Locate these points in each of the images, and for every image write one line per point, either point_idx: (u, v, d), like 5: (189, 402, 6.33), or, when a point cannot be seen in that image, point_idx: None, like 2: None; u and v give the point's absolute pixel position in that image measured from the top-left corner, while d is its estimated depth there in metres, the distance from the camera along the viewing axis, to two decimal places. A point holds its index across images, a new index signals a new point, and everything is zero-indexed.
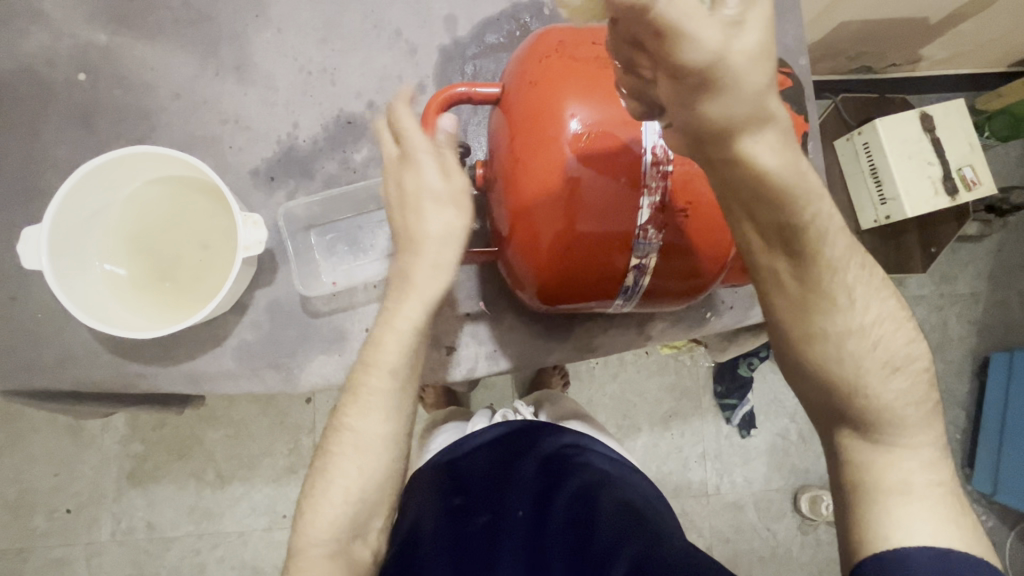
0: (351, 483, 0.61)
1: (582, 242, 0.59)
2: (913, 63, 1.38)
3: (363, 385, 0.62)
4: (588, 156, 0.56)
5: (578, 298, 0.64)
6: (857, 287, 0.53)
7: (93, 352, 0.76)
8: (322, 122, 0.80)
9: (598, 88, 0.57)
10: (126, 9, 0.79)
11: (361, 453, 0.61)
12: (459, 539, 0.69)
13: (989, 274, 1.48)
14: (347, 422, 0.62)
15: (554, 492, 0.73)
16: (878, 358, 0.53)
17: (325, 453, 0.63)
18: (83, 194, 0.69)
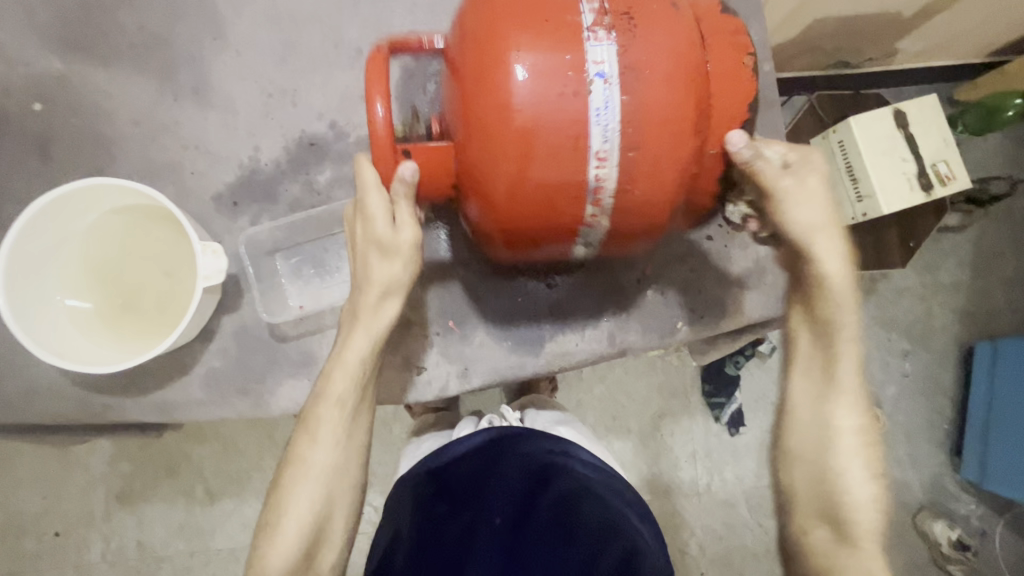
0: (305, 515, 0.64)
1: (535, 196, 0.58)
2: (888, 57, 1.37)
3: (317, 422, 0.67)
4: (532, 103, 0.54)
5: (537, 245, 0.64)
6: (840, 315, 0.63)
7: (60, 386, 0.75)
8: (284, 144, 0.79)
9: (544, 31, 0.55)
10: (81, 37, 0.78)
11: (316, 481, 0.65)
12: (442, 545, 0.69)
13: (970, 263, 1.48)
14: (301, 454, 0.66)
15: (536, 495, 0.73)
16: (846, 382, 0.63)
17: (279, 486, 0.66)
18: (41, 227, 0.68)
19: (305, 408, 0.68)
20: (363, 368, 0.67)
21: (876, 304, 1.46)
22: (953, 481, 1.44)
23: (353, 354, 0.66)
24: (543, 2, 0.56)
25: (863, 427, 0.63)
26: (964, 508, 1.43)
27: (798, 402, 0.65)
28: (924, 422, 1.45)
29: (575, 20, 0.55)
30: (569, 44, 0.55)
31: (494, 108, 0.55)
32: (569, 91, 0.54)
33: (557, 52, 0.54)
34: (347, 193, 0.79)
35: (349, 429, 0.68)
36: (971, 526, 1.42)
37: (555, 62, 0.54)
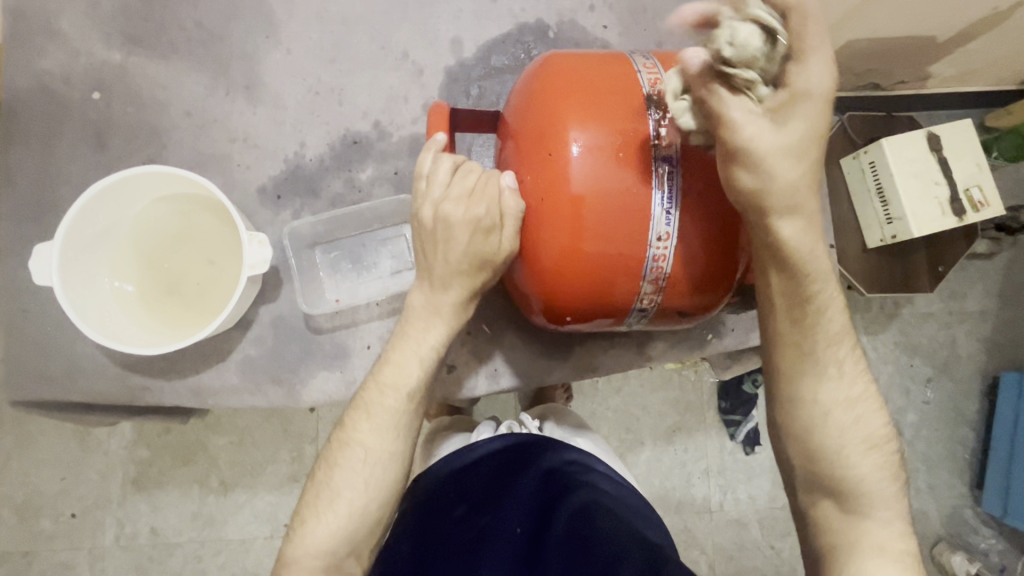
0: (354, 496, 0.64)
1: (587, 270, 0.58)
2: (920, 80, 1.37)
3: (374, 403, 0.67)
4: (593, 181, 0.55)
5: (585, 320, 0.64)
6: (846, 364, 0.58)
7: (100, 365, 0.77)
8: (328, 141, 0.81)
9: (604, 108, 0.57)
10: (139, 29, 0.81)
11: (367, 467, 0.65)
12: (451, 548, 0.68)
13: (998, 293, 1.46)
14: (355, 433, 0.66)
15: (557, 503, 0.71)
16: (856, 436, 0.58)
17: (328, 462, 0.66)
18: (96, 210, 0.70)
19: (360, 393, 0.68)
20: (425, 363, 0.68)
21: (900, 329, 1.44)
22: (974, 514, 1.41)
23: (425, 346, 0.68)
24: (604, 81, 0.58)
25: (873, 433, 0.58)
26: (983, 542, 1.40)
27: (791, 376, 0.58)
28: (945, 453, 1.43)
29: (636, 100, 0.57)
30: (629, 120, 0.56)
31: (554, 182, 0.56)
32: (627, 171, 0.56)
33: (615, 128, 0.56)
34: (386, 192, 0.81)
35: (403, 416, 0.67)
36: (991, 562, 1.39)
37: (618, 139, 0.56)
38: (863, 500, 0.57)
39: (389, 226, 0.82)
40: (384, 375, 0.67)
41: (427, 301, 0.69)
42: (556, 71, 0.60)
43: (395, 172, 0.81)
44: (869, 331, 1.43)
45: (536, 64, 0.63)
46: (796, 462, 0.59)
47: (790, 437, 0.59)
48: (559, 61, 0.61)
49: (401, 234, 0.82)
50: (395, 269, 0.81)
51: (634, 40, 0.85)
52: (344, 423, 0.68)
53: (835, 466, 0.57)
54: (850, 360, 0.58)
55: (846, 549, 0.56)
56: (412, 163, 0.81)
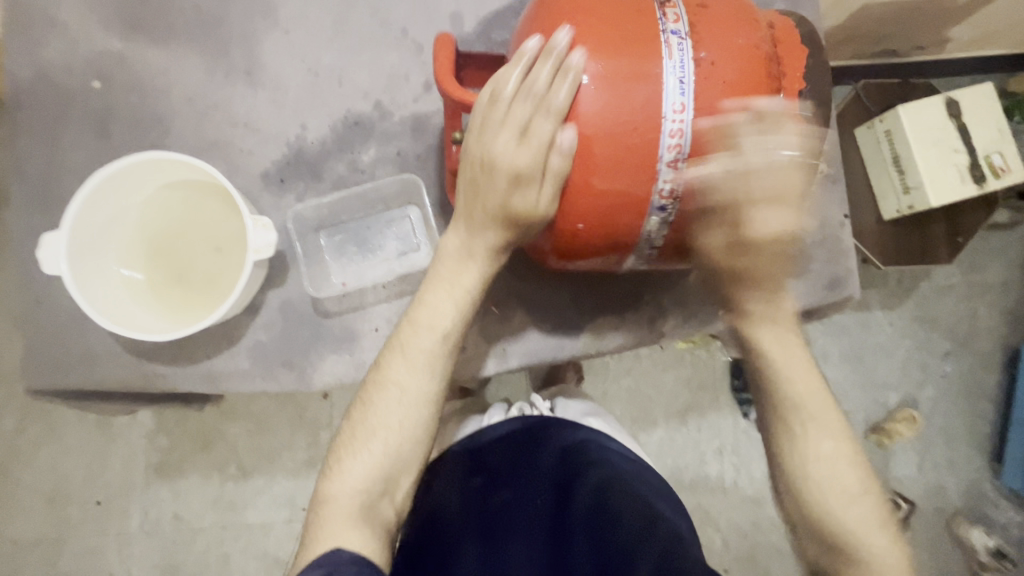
0: (391, 435, 0.63)
1: (595, 207, 0.57)
2: (940, 45, 1.31)
3: (409, 343, 0.65)
4: (601, 115, 0.53)
5: (593, 258, 0.63)
6: (812, 426, 0.66)
7: (114, 352, 0.78)
8: (330, 123, 0.80)
9: (613, 39, 0.54)
10: (137, 15, 0.80)
11: (404, 407, 0.64)
12: (485, 522, 0.71)
13: (1021, 263, 1.42)
14: (392, 372, 0.65)
15: (576, 474, 0.72)
16: (836, 486, 0.64)
17: (365, 402, 0.65)
18: (100, 198, 0.70)
19: (395, 334, 0.67)
20: (458, 309, 0.66)
21: (918, 302, 1.41)
22: (993, 488, 1.39)
23: (456, 288, 0.66)
24: (610, 10, 0.55)
25: (838, 447, 0.66)
26: (1003, 516, 1.39)
27: (770, 432, 0.68)
28: (965, 427, 1.41)
29: (645, 28, 0.54)
30: (636, 48, 0.54)
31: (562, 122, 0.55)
32: (636, 103, 0.53)
33: (623, 58, 0.53)
34: (390, 173, 0.80)
35: (438, 359, 0.65)
36: (1011, 535, 1.38)
37: (627, 70, 0.53)
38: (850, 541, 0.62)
39: (393, 209, 0.82)
40: (415, 314, 0.66)
41: (460, 245, 0.65)
42: (561, 2, 0.57)
43: (398, 152, 0.80)
44: (884, 305, 1.41)
45: None
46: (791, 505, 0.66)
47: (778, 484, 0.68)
48: None
49: (405, 215, 0.82)
50: (401, 251, 0.81)
51: None
52: (380, 364, 0.67)
53: (819, 513, 0.64)
54: (820, 422, 0.66)
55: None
56: (415, 143, 0.80)
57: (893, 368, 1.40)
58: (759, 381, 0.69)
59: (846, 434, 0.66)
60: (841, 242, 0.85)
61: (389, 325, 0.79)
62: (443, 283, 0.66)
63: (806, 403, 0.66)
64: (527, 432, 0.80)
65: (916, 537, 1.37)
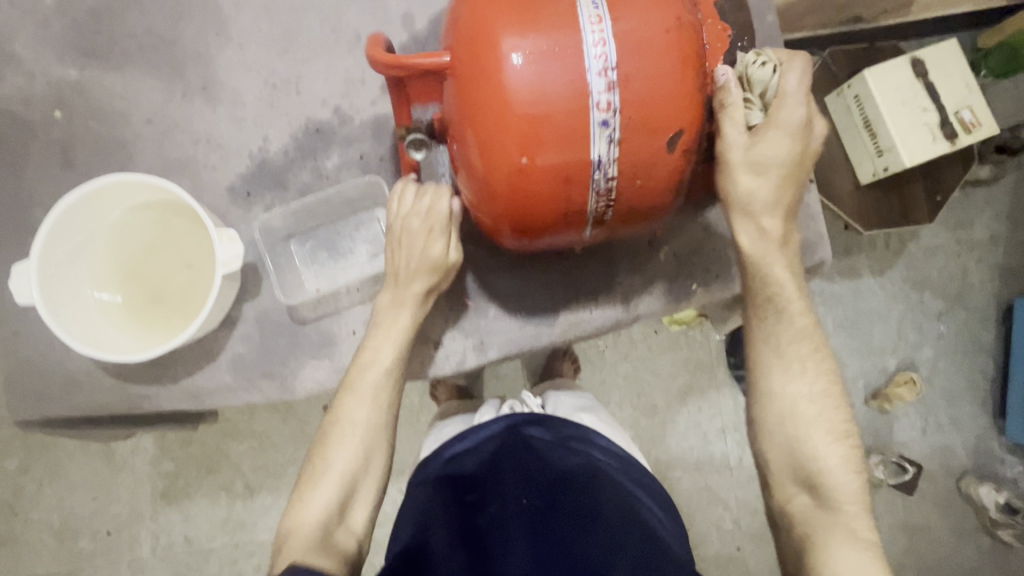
0: (348, 464, 0.68)
1: (540, 185, 0.57)
2: (903, 7, 1.30)
3: (357, 381, 0.71)
4: (534, 91, 0.53)
5: (546, 237, 0.63)
6: (809, 361, 0.67)
7: (97, 378, 0.79)
8: (291, 132, 0.81)
9: (535, 14, 0.54)
10: (93, 43, 0.81)
11: (359, 438, 0.69)
12: (467, 529, 0.67)
13: (1006, 216, 1.42)
14: (344, 411, 0.70)
15: (561, 481, 0.71)
16: (822, 427, 0.65)
17: (321, 444, 0.70)
18: (69, 225, 0.71)
19: (346, 374, 0.72)
20: (399, 345, 0.72)
21: (907, 264, 1.41)
22: (999, 443, 1.39)
23: (396, 328, 0.72)
24: None
25: (822, 393, 0.66)
26: (1011, 470, 1.38)
27: (761, 367, 0.68)
28: (965, 384, 1.41)
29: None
30: (562, 21, 0.54)
31: (495, 102, 0.54)
32: (567, 75, 0.53)
33: (551, 33, 0.53)
34: (355, 177, 0.81)
35: (386, 391, 0.71)
36: (1021, 489, 1.37)
37: (554, 43, 0.53)
38: (831, 488, 0.62)
39: (360, 212, 0.82)
40: (364, 356, 0.72)
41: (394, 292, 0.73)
42: None
43: (361, 155, 0.81)
44: (872, 270, 1.41)
45: None
46: (774, 454, 0.66)
47: (762, 435, 0.67)
48: None
49: (372, 217, 0.82)
50: (372, 253, 0.82)
51: None
52: (333, 406, 0.72)
53: (805, 455, 0.64)
54: (811, 358, 0.67)
55: (817, 536, 0.61)
56: (377, 145, 0.81)
57: (887, 331, 1.40)
58: (754, 316, 0.69)
59: (832, 377, 0.67)
60: (809, 207, 0.85)
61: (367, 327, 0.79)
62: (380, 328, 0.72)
63: (802, 338, 0.67)
64: (512, 438, 0.79)
65: (926, 499, 1.37)
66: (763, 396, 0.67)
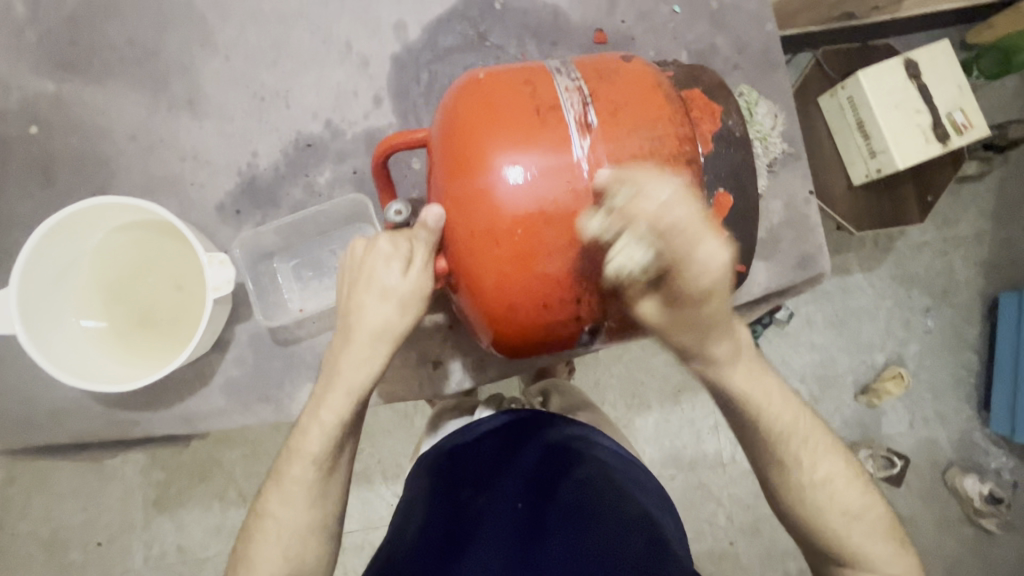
0: (276, 564, 0.61)
1: (531, 300, 0.57)
2: (896, 4, 1.29)
3: (283, 472, 0.63)
4: (524, 207, 0.54)
5: (540, 346, 0.63)
6: (776, 389, 0.63)
7: (84, 404, 0.76)
8: (281, 147, 0.78)
9: (528, 132, 0.55)
10: (69, 53, 0.77)
11: (282, 539, 0.61)
12: (457, 523, 0.68)
13: (992, 213, 1.44)
14: (271, 502, 0.63)
15: (552, 483, 0.69)
16: (816, 429, 0.65)
17: (249, 526, 0.63)
18: (50, 250, 0.68)
19: (276, 461, 0.64)
20: (330, 432, 0.62)
21: (896, 262, 1.42)
22: (983, 436, 1.42)
23: (328, 418, 0.62)
24: (524, 103, 0.56)
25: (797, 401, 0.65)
26: (995, 461, 1.41)
27: (740, 395, 0.62)
28: (951, 378, 1.43)
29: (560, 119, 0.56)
30: (554, 140, 0.55)
31: (484, 214, 0.55)
32: (560, 194, 0.54)
33: (542, 149, 0.54)
34: (346, 193, 0.78)
35: (316, 486, 0.62)
36: (1004, 480, 1.41)
37: (546, 163, 0.54)
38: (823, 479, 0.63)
39: (339, 230, 0.80)
40: (291, 442, 0.63)
41: (332, 363, 0.63)
42: (474, 96, 0.58)
43: (354, 171, 0.79)
44: (863, 268, 1.42)
45: (457, 87, 0.61)
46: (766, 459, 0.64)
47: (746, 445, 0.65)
48: (486, 81, 0.59)
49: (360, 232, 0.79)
50: None
51: (585, 3, 0.82)
52: (264, 491, 0.64)
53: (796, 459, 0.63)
54: (778, 384, 0.64)
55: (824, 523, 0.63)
56: (371, 160, 0.79)
57: (877, 328, 1.41)
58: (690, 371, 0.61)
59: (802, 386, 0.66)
60: (807, 219, 0.85)
61: None
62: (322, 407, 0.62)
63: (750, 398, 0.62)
64: (507, 427, 0.78)
65: (914, 491, 1.40)
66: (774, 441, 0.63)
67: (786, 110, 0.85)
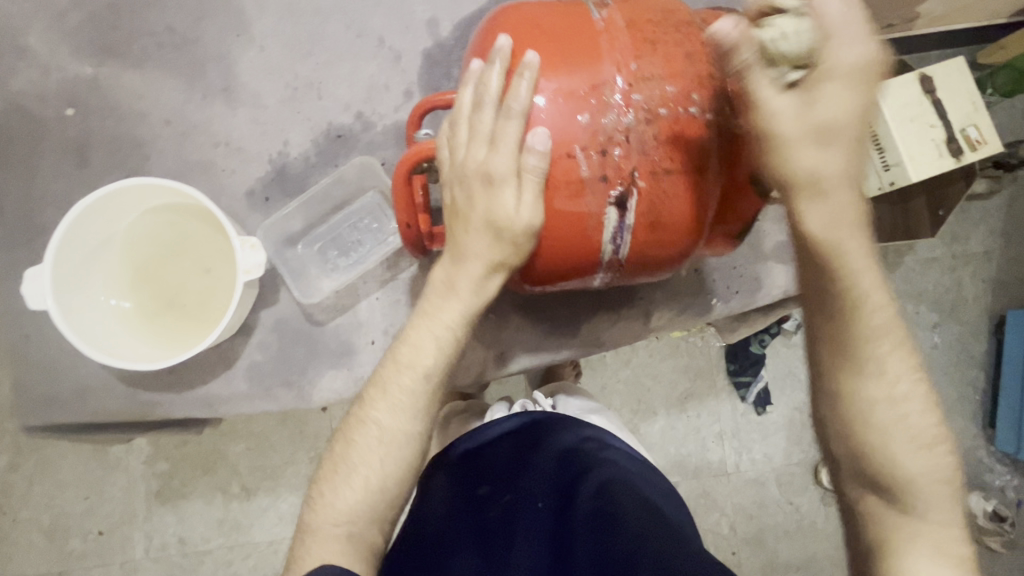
0: (371, 472, 0.61)
1: (556, 227, 0.58)
2: (910, 21, 1.31)
3: (390, 380, 0.63)
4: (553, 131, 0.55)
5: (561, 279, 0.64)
6: (891, 363, 0.55)
7: (108, 384, 0.77)
8: (312, 137, 0.80)
9: (565, 56, 0.56)
10: (108, 39, 0.79)
11: (383, 446, 0.61)
12: (485, 530, 0.69)
13: (1001, 231, 1.45)
14: (369, 409, 0.63)
15: (577, 484, 0.69)
16: (906, 432, 0.55)
17: (344, 439, 0.63)
18: (85, 229, 0.69)
19: (377, 370, 0.64)
20: (444, 355, 0.63)
21: (904, 275, 1.43)
22: (988, 453, 1.42)
23: (441, 324, 0.63)
24: (566, 30, 0.57)
25: (913, 390, 0.56)
26: (998, 479, 1.41)
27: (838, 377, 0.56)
28: (957, 394, 1.43)
29: (599, 43, 0.56)
30: (590, 65, 0.55)
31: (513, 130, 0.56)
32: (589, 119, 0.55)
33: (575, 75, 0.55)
34: (357, 157, 0.80)
35: (423, 410, 0.63)
36: (1008, 498, 1.40)
37: (580, 87, 0.55)
38: (911, 492, 0.54)
39: (354, 202, 0.81)
40: (400, 352, 0.63)
41: (444, 273, 0.63)
42: (516, 19, 0.59)
43: (383, 163, 0.80)
44: None
45: (495, 15, 0.62)
46: (841, 454, 0.57)
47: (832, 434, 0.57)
48: (525, 9, 0.60)
49: (374, 201, 0.81)
50: (378, 241, 0.81)
51: None
52: (360, 402, 0.65)
53: (880, 462, 0.55)
54: (899, 355, 0.55)
55: (896, 546, 0.54)
56: (400, 153, 0.80)
57: None
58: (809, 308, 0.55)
59: (920, 372, 0.56)
60: None
61: (386, 337, 0.79)
62: (423, 317, 0.63)
63: (878, 337, 0.54)
64: (530, 431, 0.79)
65: None
66: (869, 429, 0.55)
67: None
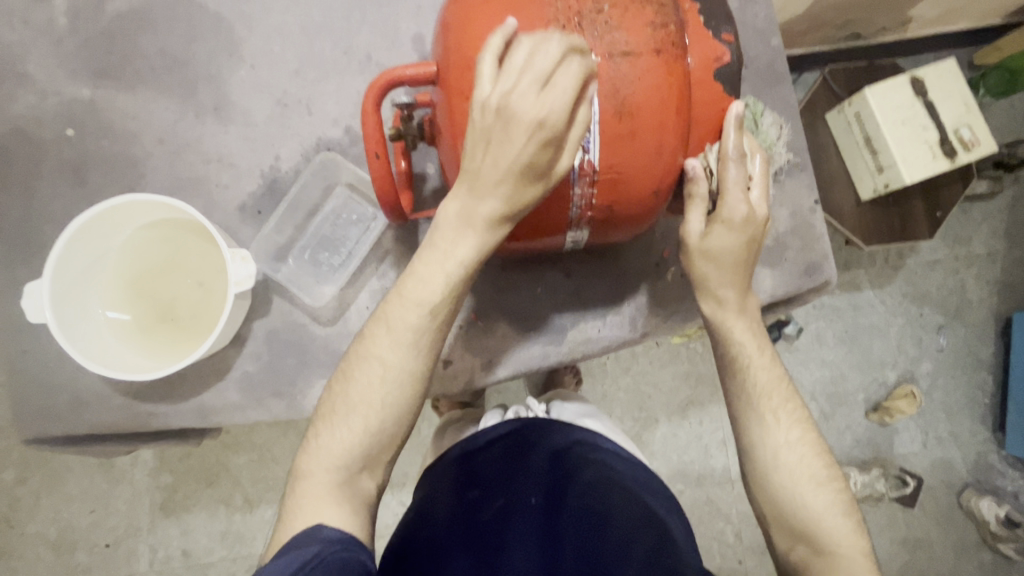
0: (371, 414, 0.60)
1: None
2: (902, 25, 1.31)
3: (396, 318, 0.61)
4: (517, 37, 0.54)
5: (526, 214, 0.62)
6: (782, 413, 0.66)
7: (104, 396, 0.79)
8: (302, 152, 0.82)
9: None
10: (105, 62, 0.82)
11: (386, 384, 0.60)
12: (474, 532, 0.65)
13: (1004, 232, 1.44)
14: (368, 346, 0.61)
15: (569, 481, 0.69)
16: (804, 472, 0.63)
17: (345, 375, 0.62)
18: (82, 242, 0.71)
19: (379, 307, 0.62)
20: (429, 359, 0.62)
21: (906, 279, 1.42)
22: (999, 457, 1.40)
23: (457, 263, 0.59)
24: None
25: (801, 440, 0.65)
26: (1011, 484, 1.39)
27: (742, 425, 0.67)
28: (964, 397, 1.41)
29: None
30: None
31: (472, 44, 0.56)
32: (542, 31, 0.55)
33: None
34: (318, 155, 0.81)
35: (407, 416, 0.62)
36: (1021, 503, 1.37)
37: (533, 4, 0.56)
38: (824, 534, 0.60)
39: (325, 203, 0.83)
40: (404, 285, 0.61)
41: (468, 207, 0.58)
42: None
43: None
44: (873, 284, 1.41)
45: None
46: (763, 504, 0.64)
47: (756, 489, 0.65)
48: None
49: (342, 195, 0.83)
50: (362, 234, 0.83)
51: None
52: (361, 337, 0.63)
53: (790, 505, 0.62)
54: (784, 408, 0.66)
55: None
56: None
57: (887, 346, 1.41)
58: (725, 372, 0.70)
59: (808, 426, 0.66)
60: (812, 227, 0.87)
61: None
62: (434, 250, 0.60)
63: (766, 394, 0.67)
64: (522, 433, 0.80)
65: (927, 512, 1.37)
66: (766, 470, 0.64)
67: (792, 122, 0.87)
